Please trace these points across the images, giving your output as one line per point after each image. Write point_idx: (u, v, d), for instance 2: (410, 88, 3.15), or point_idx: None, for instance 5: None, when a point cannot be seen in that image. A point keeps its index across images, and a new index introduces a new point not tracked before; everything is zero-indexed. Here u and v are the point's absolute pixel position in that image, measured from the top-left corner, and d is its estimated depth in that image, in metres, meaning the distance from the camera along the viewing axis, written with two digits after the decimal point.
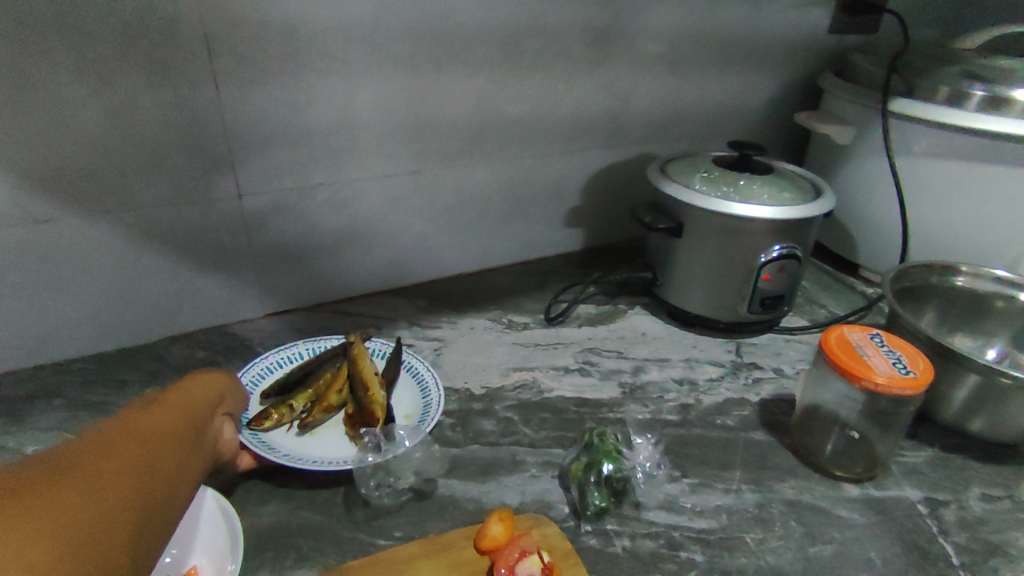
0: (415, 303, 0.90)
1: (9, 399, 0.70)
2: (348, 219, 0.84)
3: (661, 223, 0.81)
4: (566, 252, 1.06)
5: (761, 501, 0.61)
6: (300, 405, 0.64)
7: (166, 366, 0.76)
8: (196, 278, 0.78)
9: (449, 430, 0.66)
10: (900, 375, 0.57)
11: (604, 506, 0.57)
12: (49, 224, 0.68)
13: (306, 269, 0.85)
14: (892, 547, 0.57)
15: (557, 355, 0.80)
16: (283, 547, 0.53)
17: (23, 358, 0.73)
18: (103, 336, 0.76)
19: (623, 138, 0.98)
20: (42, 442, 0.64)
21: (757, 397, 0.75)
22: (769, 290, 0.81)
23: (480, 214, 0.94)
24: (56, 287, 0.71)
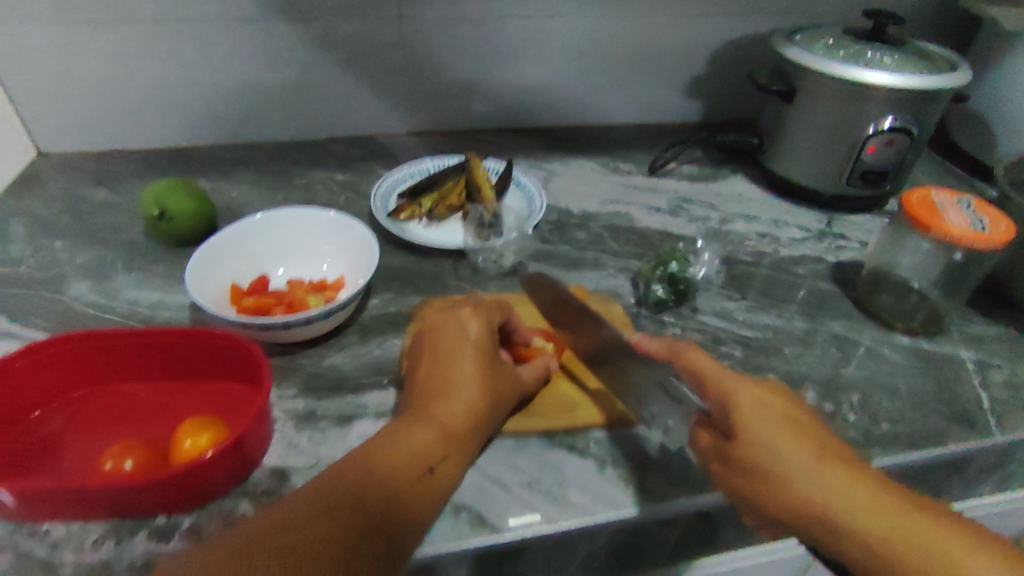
0: (534, 142, 1.01)
1: (220, 161, 0.91)
2: (487, 56, 0.94)
3: (775, 86, 0.84)
4: (683, 121, 1.09)
5: (808, 329, 0.68)
6: (427, 204, 0.78)
7: (329, 156, 0.94)
8: (357, 89, 0.93)
9: (547, 232, 0.78)
10: (973, 231, 0.60)
11: (664, 298, 0.66)
12: (256, 23, 0.84)
13: (446, 97, 0.98)
14: (925, 383, 0.62)
15: (654, 197, 0.88)
16: (407, 280, 0.69)
17: (231, 135, 0.94)
18: (287, 127, 0.95)
19: (763, 8, 0.97)
20: (243, 190, 0.85)
21: (836, 258, 0.80)
22: (872, 162, 0.82)
23: (605, 68, 1.00)
24: (256, 79, 0.89)
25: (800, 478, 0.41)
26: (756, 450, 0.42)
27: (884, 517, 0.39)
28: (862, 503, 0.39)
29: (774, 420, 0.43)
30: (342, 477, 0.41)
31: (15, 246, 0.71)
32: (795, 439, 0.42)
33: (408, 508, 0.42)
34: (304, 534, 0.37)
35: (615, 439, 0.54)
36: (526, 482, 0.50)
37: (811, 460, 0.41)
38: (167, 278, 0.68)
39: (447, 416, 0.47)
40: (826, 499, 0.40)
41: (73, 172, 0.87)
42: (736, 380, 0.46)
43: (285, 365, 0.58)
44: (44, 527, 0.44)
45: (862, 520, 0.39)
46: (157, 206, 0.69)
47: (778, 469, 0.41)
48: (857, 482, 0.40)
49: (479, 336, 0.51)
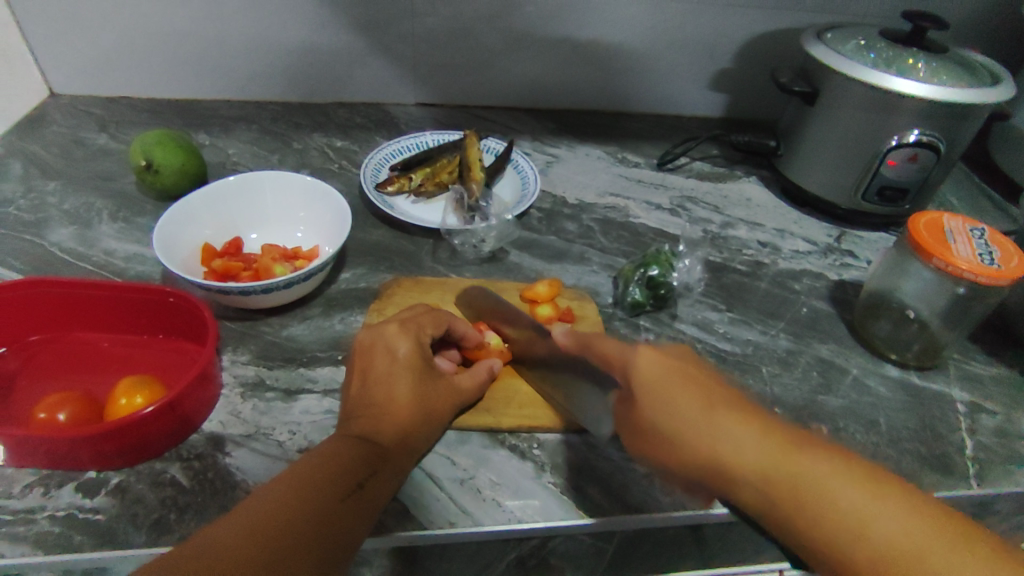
0: (543, 125, 0.98)
1: (222, 117, 0.91)
2: (499, 31, 0.91)
3: (797, 86, 0.78)
4: (704, 115, 1.04)
5: (792, 349, 0.65)
6: (417, 179, 0.75)
7: (332, 122, 0.93)
8: (364, 54, 0.91)
9: (535, 221, 0.76)
10: (979, 263, 0.55)
11: (640, 301, 0.64)
12: None
13: (455, 72, 0.95)
14: (906, 421, 0.59)
15: (656, 194, 0.85)
16: (382, 257, 0.68)
17: (237, 91, 0.94)
18: (294, 87, 0.94)
19: (799, 2, 0.90)
20: (239, 149, 0.84)
21: (838, 276, 0.76)
22: (891, 177, 0.76)
23: (624, 54, 0.95)
24: (263, 36, 0.88)
25: (692, 429, 0.41)
26: (647, 410, 0.43)
27: (771, 456, 0.38)
28: (752, 449, 0.39)
29: (668, 377, 0.43)
30: (279, 494, 0.38)
31: (8, 185, 0.72)
32: (691, 397, 0.42)
33: (350, 520, 0.39)
34: (240, 554, 0.33)
35: (560, 443, 0.52)
36: (460, 479, 0.49)
37: (697, 410, 0.41)
38: (147, 231, 0.69)
39: (377, 434, 0.45)
40: (716, 447, 0.39)
41: (80, 116, 0.88)
42: (633, 348, 0.45)
43: (243, 331, 0.58)
44: None
45: (751, 465, 0.38)
46: (144, 157, 0.69)
47: (672, 429, 0.41)
48: (742, 425, 0.40)
49: (409, 352, 0.50)
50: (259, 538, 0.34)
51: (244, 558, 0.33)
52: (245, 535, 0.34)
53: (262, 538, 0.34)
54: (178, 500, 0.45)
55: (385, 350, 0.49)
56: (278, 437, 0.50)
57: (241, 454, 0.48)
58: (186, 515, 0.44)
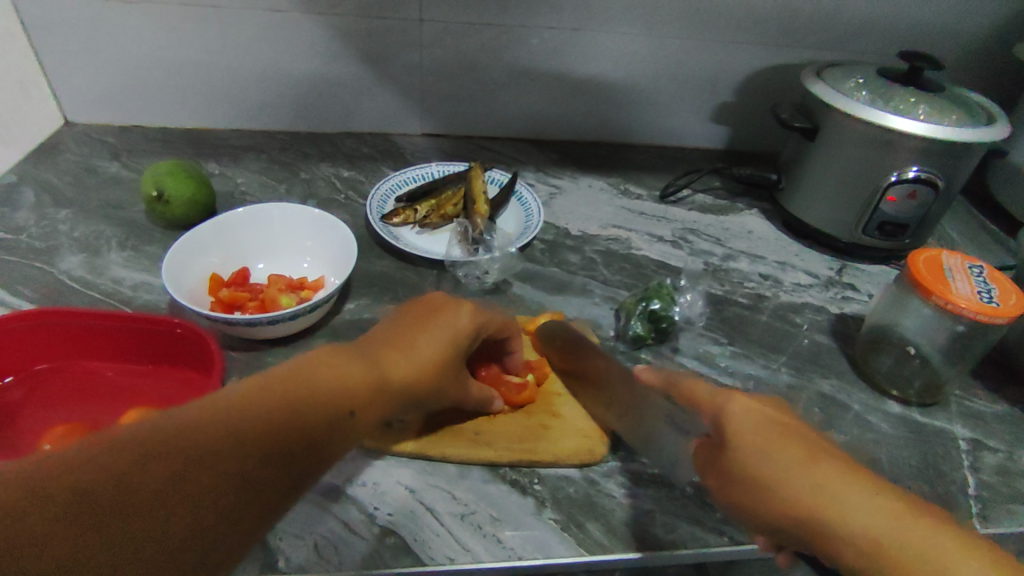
0: (547, 156, 0.99)
1: (232, 146, 0.93)
2: (505, 65, 0.93)
3: (798, 122, 0.79)
4: (705, 147, 1.06)
5: (794, 384, 0.65)
6: (422, 211, 0.77)
7: (339, 152, 0.95)
8: (372, 87, 0.93)
9: (539, 252, 0.77)
10: (980, 302, 0.56)
11: (642, 335, 0.64)
12: (282, 15, 0.85)
13: (461, 104, 0.97)
14: (909, 458, 0.58)
15: (658, 225, 0.86)
16: (387, 288, 0.69)
17: (248, 121, 0.95)
18: (303, 118, 0.96)
19: (799, 39, 0.92)
20: (247, 178, 0.86)
21: (839, 310, 0.76)
22: (891, 212, 0.77)
23: (628, 88, 0.97)
24: (275, 68, 0.90)
25: (785, 476, 0.38)
26: (745, 454, 0.41)
27: (883, 519, 0.34)
28: (853, 502, 0.36)
29: (770, 427, 0.42)
30: (275, 390, 0.35)
31: (20, 213, 0.73)
32: (795, 450, 0.40)
33: (322, 455, 0.36)
34: (210, 438, 0.31)
35: (561, 478, 0.52)
36: (460, 514, 0.49)
37: (802, 459, 0.39)
38: (156, 260, 0.70)
39: (395, 371, 0.42)
40: (814, 500, 0.37)
41: (93, 144, 0.90)
42: (731, 394, 0.45)
43: (248, 361, 0.58)
44: None
45: (866, 523, 0.35)
46: (155, 187, 0.70)
47: (766, 474, 0.39)
48: (849, 479, 0.37)
49: (467, 326, 0.48)
50: (237, 431, 0.32)
51: (214, 445, 0.31)
52: (223, 416, 0.32)
53: (237, 435, 0.32)
54: None
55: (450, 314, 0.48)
56: None
57: None
58: None
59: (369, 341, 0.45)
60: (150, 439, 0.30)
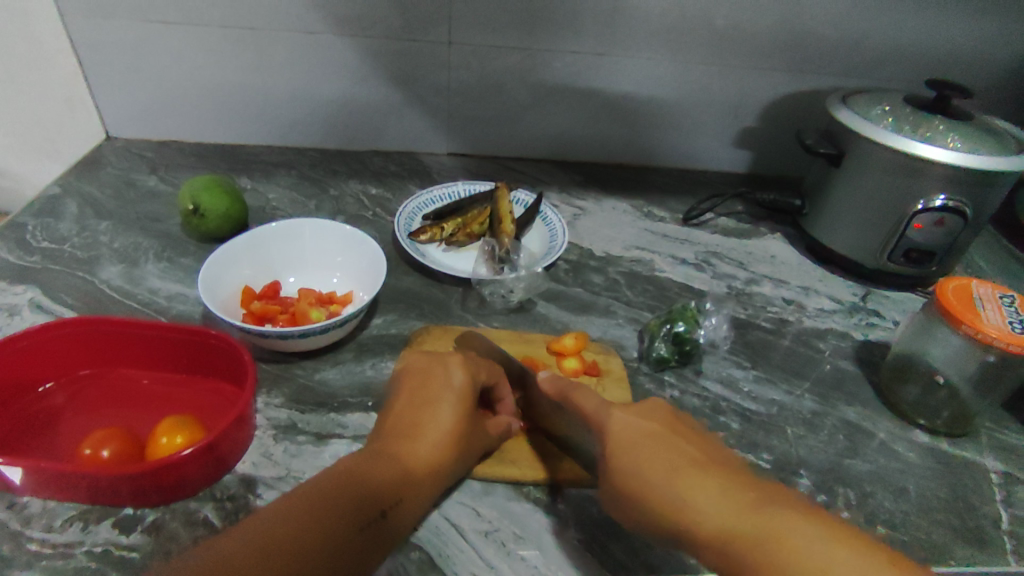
0: (570, 177, 1.00)
1: (264, 162, 0.95)
2: (531, 87, 0.94)
3: (822, 148, 0.80)
4: (728, 171, 1.06)
5: (818, 410, 0.64)
6: (449, 229, 0.78)
7: (367, 169, 0.97)
8: (401, 107, 0.96)
9: (562, 272, 0.78)
10: (1010, 331, 0.55)
11: (666, 356, 0.65)
12: (316, 37, 0.87)
13: (486, 124, 0.99)
14: (937, 489, 0.58)
15: (681, 248, 0.87)
16: (413, 304, 0.70)
17: (279, 138, 0.98)
18: (333, 136, 0.99)
19: (824, 65, 0.92)
20: (278, 193, 0.88)
21: (864, 336, 0.76)
22: (918, 240, 0.77)
23: (651, 111, 0.98)
24: (308, 87, 0.92)
25: (661, 489, 0.41)
26: (622, 469, 0.43)
27: (731, 515, 0.38)
28: (714, 506, 0.39)
29: (642, 439, 0.44)
30: (300, 507, 0.38)
31: (64, 223, 0.76)
32: (713, 483, 0.40)
33: (360, 555, 0.39)
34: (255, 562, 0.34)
35: (585, 498, 0.52)
36: (485, 531, 0.49)
37: (670, 469, 0.42)
38: (190, 272, 0.72)
39: (413, 457, 0.46)
40: (681, 508, 0.40)
41: (132, 158, 0.93)
42: (609, 408, 0.47)
43: (278, 373, 0.60)
44: (24, 500, 0.47)
45: (722, 522, 0.38)
46: (192, 201, 0.73)
47: (638, 487, 0.42)
48: (707, 482, 0.40)
49: (464, 385, 0.51)
50: (279, 555, 0.35)
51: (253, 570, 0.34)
52: (265, 539, 0.36)
53: (284, 555, 0.35)
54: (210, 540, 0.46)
55: (442, 375, 0.51)
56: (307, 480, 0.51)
57: (272, 496, 0.49)
58: None
59: (381, 434, 0.48)
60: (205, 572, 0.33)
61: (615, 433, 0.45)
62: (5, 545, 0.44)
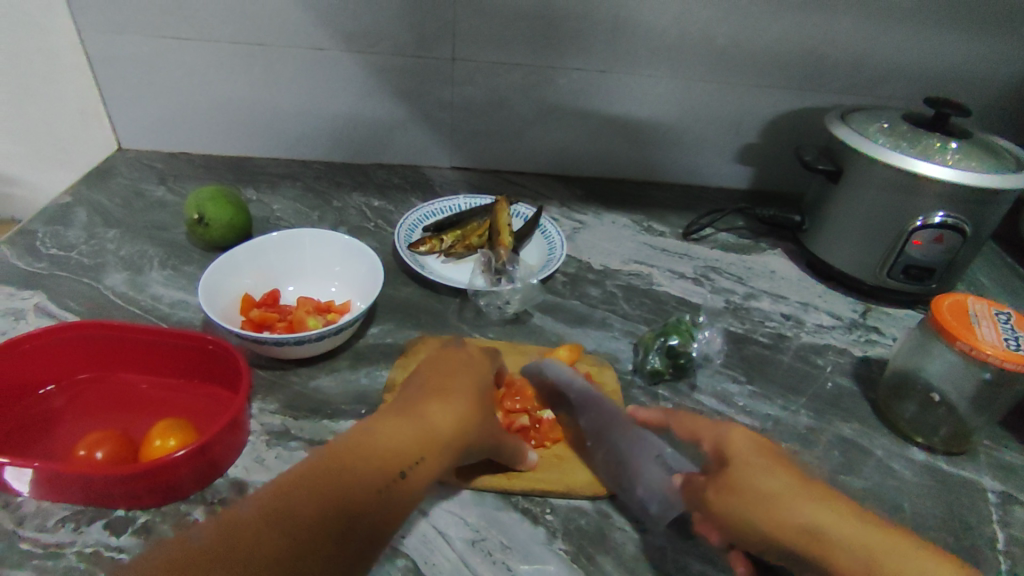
0: (572, 192, 1.01)
1: (270, 174, 0.97)
2: (535, 103, 0.96)
3: (821, 164, 0.80)
4: (730, 187, 1.07)
5: (813, 426, 0.64)
6: (448, 241, 0.79)
7: (371, 182, 0.98)
8: (406, 121, 0.97)
9: (560, 285, 0.78)
10: (1005, 349, 0.55)
11: (660, 369, 0.65)
12: (324, 53, 0.89)
13: (489, 139, 1.00)
14: (933, 508, 0.57)
15: (680, 263, 0.87)
16: (410, 314, 0.71)
17: (286, 150, 1.00)
18: (338, 149, 1.00)
19: (825, 83, 0.93)
20: (282, 204, 0.90)
21: (862, 352, 0.75)
22: (917, 256, 0.77)
23: (653, 127, 0.99)
24: (314, 102, 0.94)
25: (809, 522, 0.42)
26: (756, 479, 0.45)
27: (875, 540, 0.41)
28: (854, 532, 0.41)
29: (762, 456, 0.47)
30: (321, 470, 0.39)
31: (72, 232, 0.78)
32: (840, 510, 0.43)
33: (377, 516, 0.40)
34: (274, 547, 0.35)
35: (574, 510, 0.52)
36: (472, 540, 0.49)
37: (796, 485, 0.44)
38: (193, 279, 0.73)
39: (438, 421, 0.46)
40: (823, 533, 0.41)
41: (142, 169, 0.95)
42: (728, 425, 0.50)
43: (274, 380, 0.60)
44: (19, 500, 0.47)
45: (877, 548, 0.40)
46: (196, 211, 0.74)
47: (767, 495, 0.44)
48: (833, 503, 0.43)
49: (481, 365, 0.53)
50: (294, 516, 0.37)
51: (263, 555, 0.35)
52: (280, 518, 0.36)
53: (303, 538, 0.36)
54: None
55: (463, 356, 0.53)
56: None
57: None
58: None
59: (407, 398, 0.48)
60: (224, 549, 0.34)
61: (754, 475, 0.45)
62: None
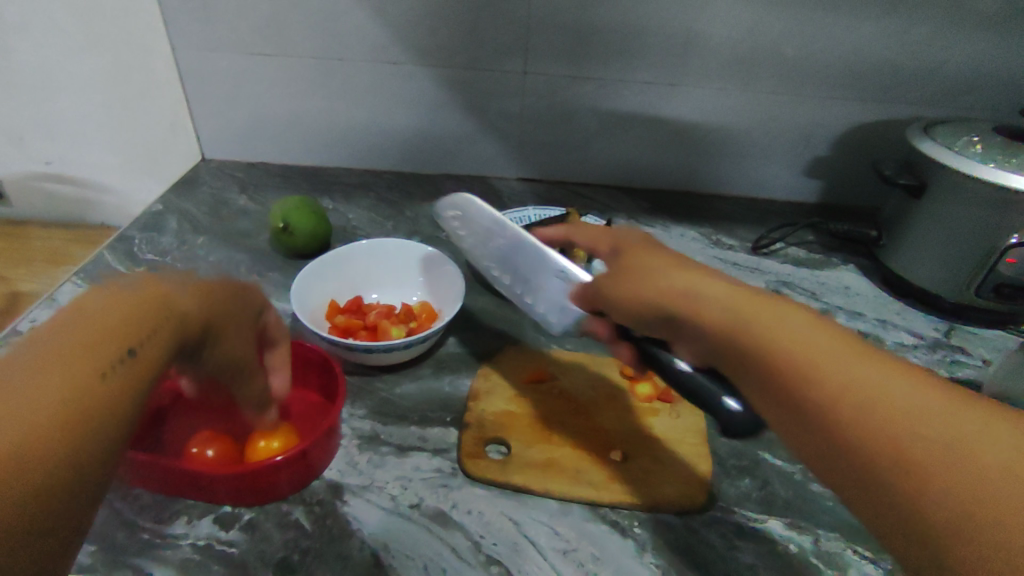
0: (637, 203, 1.01)
1: (343, 184, 1.00)
2: (602, 115, 0.96)
3: (902, 178, 0.78)
4: (798, 200, 1.05)
5: None
6: None
7: (440, 192, 1.00)
8: (474, 133, 0.99)
9: None
10: None
11: None
12: (398, 67, 0.92)
13: (555, 151, 1.01)
14: None
15: (751, 277, 0.86)
16: (486, 323, 0.72)
17: (357, 161, 1.03)
18: (408, 159, 1.03)
19: (902, 95, 0.91)
20: (356, 213, 0.92)
21: (948, 373, 0.73)
22: (1010, 274, 0.73)
23: (720, 140, 0.98)
24: (387, 114, 0.97)
25: (759, 330, 0.38)
26: (692, 290, 0.41)
27: (854, 363, 0.34)
28: (834, 356, 0.35)
29: (702, 276, 0.43)
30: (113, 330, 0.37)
31: (165, 238, 0.82)
32: (796, 320, 0.38)
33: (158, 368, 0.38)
34: (46, 417, 0.31)
35: (662, 524, 0.52)
36: (562, 550, 0.50)
37: (742, 295, 0.40)
38: (278, 286, 0.76)
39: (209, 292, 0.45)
40: (775, 341, 0.37)
41: (225, 178, 0.99)
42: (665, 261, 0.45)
43: (362, 386, 0.62)
44: (134, 492, 0.50)
45: (832, 359, 0.35)
46: (282, 220, 0.77)
47: (708, 304, 0.40)
48: (771, 303, 0.39)
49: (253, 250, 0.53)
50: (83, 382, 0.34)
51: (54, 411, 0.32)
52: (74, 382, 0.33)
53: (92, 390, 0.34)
54: (301, 541, 0.48)
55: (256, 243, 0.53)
56: (390, 490, 0.53)
57: (358, 504, 0.51)
58: (308, 558, 0.47)
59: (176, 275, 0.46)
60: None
61: (819, 359, 0.35)
62: (120, 533, 0.47)
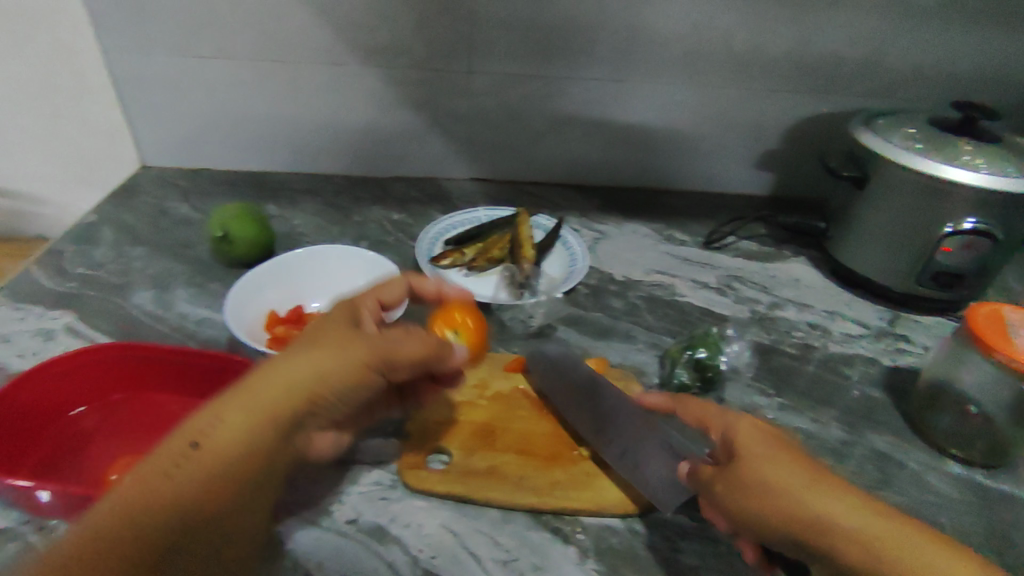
0: (590, 201, 1.01)
1: (290, 189, 0.98)
2: (552, 114, 0.95)
3: (846, 171, 0.79)
4: (750, 193, 1.06)
5: (846, 440, 0.63)
6: (469, 254, 0.79)
7: (390, 196, 0.99)
8: (424, 135, 0.98)
9: (583, 297, 0.78)
10: None
11: (687, 383, 0.64)
12: (343, 68, 0.90)
13: (506, 150, 1.00)
14: (973, 524, 0.56)
15: (702, 272, 0.86)
16: None
17: (305, 165, 1.01)
18: (357, 162, 1.01)
19: (846, 87, 0.92)
20: (302, 220, 0.90)
21: (892, 362, 0.74)
22: (947, 263, 0.75)
23: (671, 136, 0.98)
24: (333, 117, 0.95)
25: (813, 506, 0.40)
26: (756, 467, 0.43)
27: (890, 532, 0.39)
28: (869, 521, 0.39)
29: (762, 445, 0.45)
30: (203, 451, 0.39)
31: (100, 251, 0.79)
32: (845, 496, 0.41)
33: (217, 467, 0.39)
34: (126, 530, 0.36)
35: (605, 529, 0.52)
36: (504, 560, 0.49)
37: (801, 476, 0.42)
38: (218, 297, 0.73)
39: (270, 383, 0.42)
40: (825, 520, 0.40)
41: (166, 187, 0.96)
42: (734, 422, 0.47)
43: None
44: (52, 523, 0.47)
45: (882, 533, 0.39)
46: (221, 228, 0.75)
47: (774, 482, 0.42)
48: (822, 481, 0.42)
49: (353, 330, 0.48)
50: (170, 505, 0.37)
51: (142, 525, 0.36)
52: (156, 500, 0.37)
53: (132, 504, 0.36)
54: None
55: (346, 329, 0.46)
56: (327, 507, 0.51)
57: (293, 523, 0.50)
58: None
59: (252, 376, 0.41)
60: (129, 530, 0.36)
61: (867, 531, 0.39)
62: None
